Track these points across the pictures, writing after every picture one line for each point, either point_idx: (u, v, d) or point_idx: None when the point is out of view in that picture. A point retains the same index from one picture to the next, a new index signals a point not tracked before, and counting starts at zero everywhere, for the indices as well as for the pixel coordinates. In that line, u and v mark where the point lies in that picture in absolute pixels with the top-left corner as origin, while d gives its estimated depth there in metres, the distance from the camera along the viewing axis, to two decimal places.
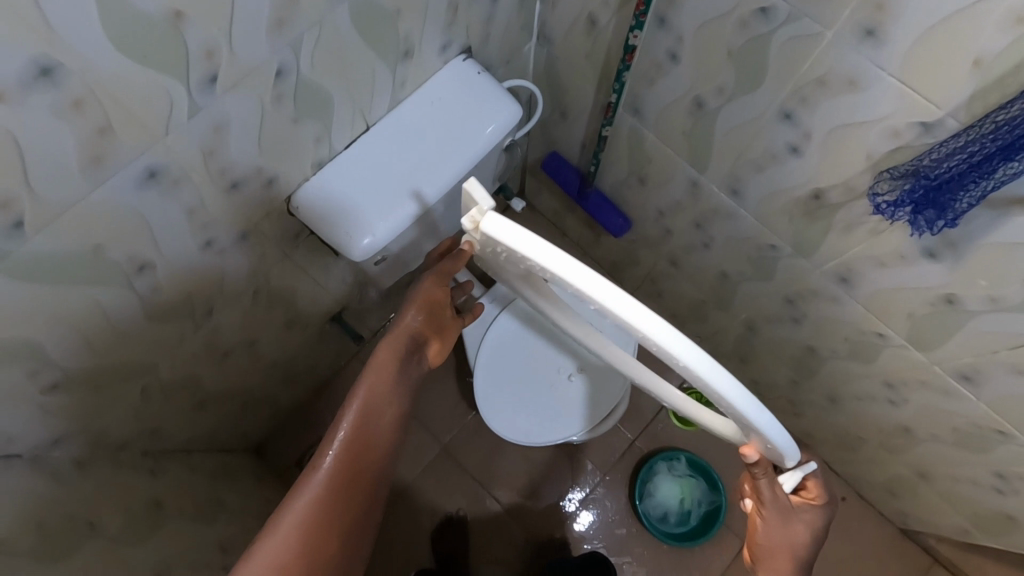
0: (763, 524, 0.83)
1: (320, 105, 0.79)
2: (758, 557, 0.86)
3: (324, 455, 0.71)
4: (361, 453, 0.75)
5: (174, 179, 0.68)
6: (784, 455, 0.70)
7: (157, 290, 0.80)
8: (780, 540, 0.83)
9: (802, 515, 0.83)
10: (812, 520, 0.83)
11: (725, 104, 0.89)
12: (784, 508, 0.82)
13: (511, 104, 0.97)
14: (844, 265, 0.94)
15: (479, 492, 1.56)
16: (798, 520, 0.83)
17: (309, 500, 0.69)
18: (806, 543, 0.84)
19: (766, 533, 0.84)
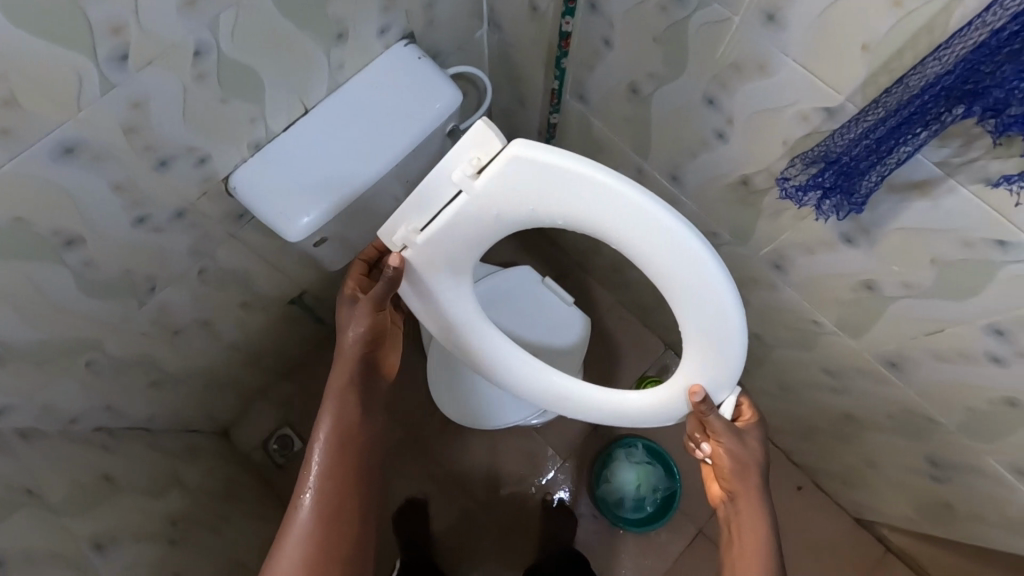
0: (728, 457, 0.87)
1: (252, 85, 0.81)
2: (734, 492, 0.88)
3: (305, 495, 0.83)
4: (340, 477, 0.86)
5: (93, 153, 0.70)
6: (728, 372, 0.83)
7: (90, 264, 0.83)
8: (746, 466, 0.87)
9: (751, 435, 0.88)
10: (758, 436, 0.88)
11: (657, 90, 0.90)
12: (737, 436, 0.87)
13: (451, 89, 0.98)
14: (776, 252, 0.95)
15: (443, 476, 1.59)
16: (749, 438, 0.88)
17: (303, 531, 0.81)
18: (763, 461, 0.88)
19: (734, 466, 0.87)
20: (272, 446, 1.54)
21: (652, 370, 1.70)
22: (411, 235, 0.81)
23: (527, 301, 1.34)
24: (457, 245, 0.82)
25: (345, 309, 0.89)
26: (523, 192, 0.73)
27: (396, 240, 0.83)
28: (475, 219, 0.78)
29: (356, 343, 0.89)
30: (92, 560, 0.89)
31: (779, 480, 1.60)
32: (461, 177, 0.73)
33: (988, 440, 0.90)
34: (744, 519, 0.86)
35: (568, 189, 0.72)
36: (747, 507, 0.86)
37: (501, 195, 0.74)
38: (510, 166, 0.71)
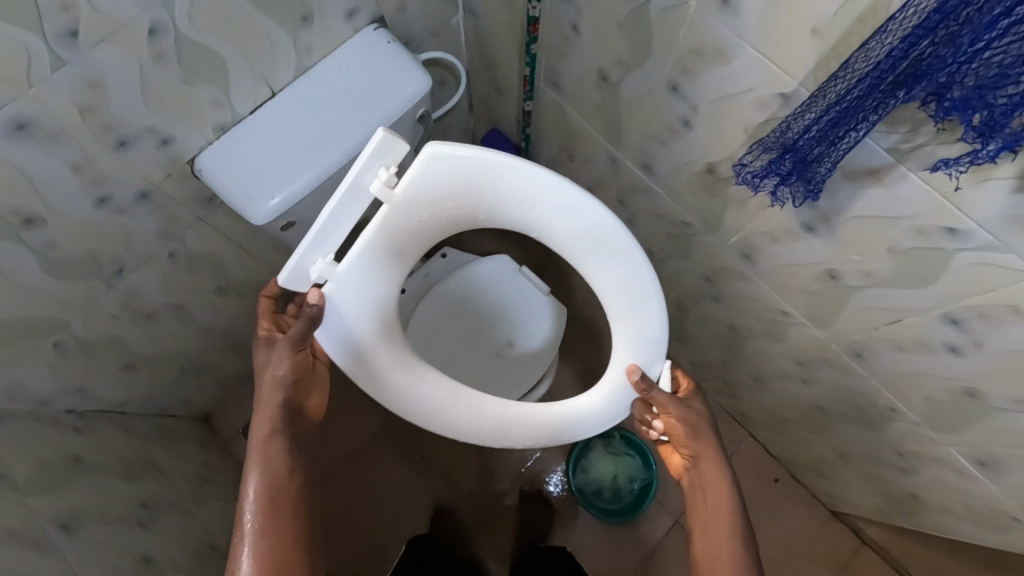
0: (680, 425, 0.89)
1: (214, 68, 0.81)
2: (695, 457, 0.89)
3: (242, 559, 0.78)
4: (280, 532, 0.81)
5: (49, 131, 0.71)
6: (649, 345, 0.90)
7: (52, 244, 0.83)
8: (699, 431, 0.89)
9: (694, 401, 0.91)
10: (700, 400, 0.91)
11: (624, 76, 0.89)
12: (683, 404, 0.89)
13: (418, 73, 0.98)
14: (744, 241, 0.95)
15: (419, 466, 1.60)
16: (695, 401, 0.91)
17: None
18: (712, 422, 0.90)
19: (688, 434, 0.89)
20: None
21: None
22: (326, 265, 0.82)
23: (504, 291, 1.34)
24: (378, 256, 0.86)
25: (262, 353, 0.89)
26: (442, 185, 0.82)
27: (310, 274, 0.82)
28: (394, 224, 0.83)
29: (276, 386, 0.86)
30: (54, 540, 0.90)
31: (757, 472, 1.61)
32: (380, 185, 0.79)
33: (950, 431, 0.90)
34: (709, 482, 0.88)
35: (480, 177, 0.83)
36: (708, 469, 0.88)
37: (422, 193, 0.82)
38: (427, 165, 0.79)
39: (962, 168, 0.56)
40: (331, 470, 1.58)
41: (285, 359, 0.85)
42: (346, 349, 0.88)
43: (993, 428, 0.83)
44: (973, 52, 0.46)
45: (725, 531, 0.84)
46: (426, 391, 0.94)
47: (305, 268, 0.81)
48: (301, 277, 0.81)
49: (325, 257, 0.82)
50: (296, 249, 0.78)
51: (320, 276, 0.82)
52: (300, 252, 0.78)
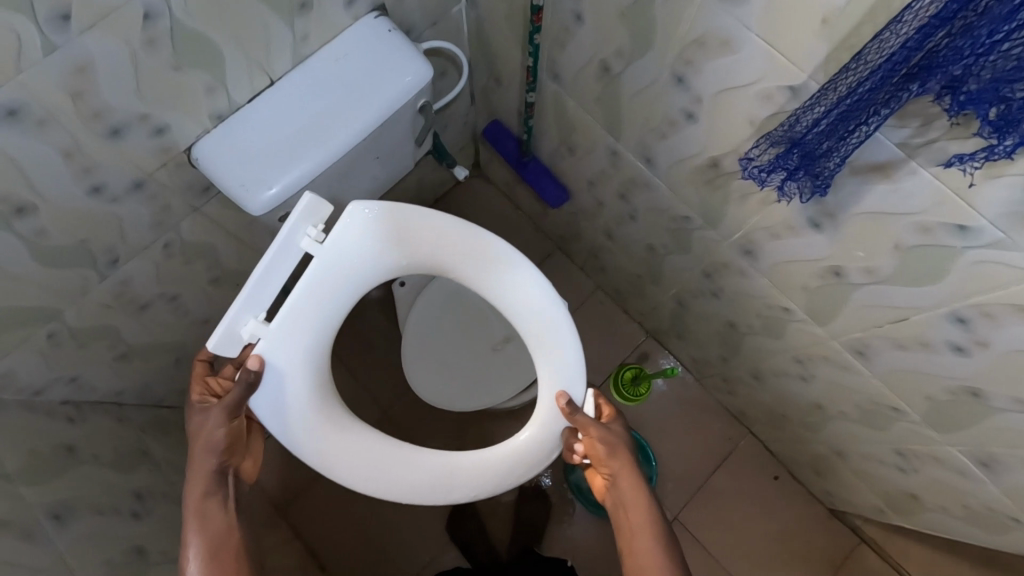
0: (600, 446, 0.94)
1: (210, 55, 0.79)
2: (615, 475, 0.93)
3: None
4: None
5: (39, 117, 0.69)
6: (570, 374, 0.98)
7: (43, 233, 0.81)
8: (618, 451, 0.93)
9: (613, 424, 0.96)
10: (620, 424, 0.97)
11: (626, 68, 0.88)
12: (603, 426, 0.95)
13: (416, 61, 0.96)
14: (746, 237, 0.94)
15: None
16: (615, 424, 0.96)
17: None
18: (631, 444, 0.96)
19: (608, 453, 0.93)
20: None
21: (632, 356, 1.69)
22: (258, 324, 0.90)
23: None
24: (307, 313, 0.95)
25: (194, 417, 0.87)
26: (363, 238, 0.93)
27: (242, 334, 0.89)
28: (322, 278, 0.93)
29: (213, 449, 0.86)
30: (45, 532, 0.89)
31: (755, 470, 1.61)
32: (307, 243, 0.90)
33: (951, 431, 0.89)
34: (631, 499, 0.90)
35: (395, 230, 0.94)
36: (628, 486, 0.91)
37: (346, 246, 0.93)
38: (351, 219, 0.91)
39: (977, 163, 0.55)
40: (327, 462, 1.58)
41: (217, 424, 0.86)
42: (276, 410, 0.94)
43: (994, 428, 0.82)
44: (991, 44, 0.45)
45: (647, 544, 0.87)
46: (362, 460, 0.99)
47: (237, 328, 0.89)
48: (233, 340, 0.89)
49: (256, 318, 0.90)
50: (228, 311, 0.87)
51: (253, 334, 0.90)
52: (232, 313, 0.87)
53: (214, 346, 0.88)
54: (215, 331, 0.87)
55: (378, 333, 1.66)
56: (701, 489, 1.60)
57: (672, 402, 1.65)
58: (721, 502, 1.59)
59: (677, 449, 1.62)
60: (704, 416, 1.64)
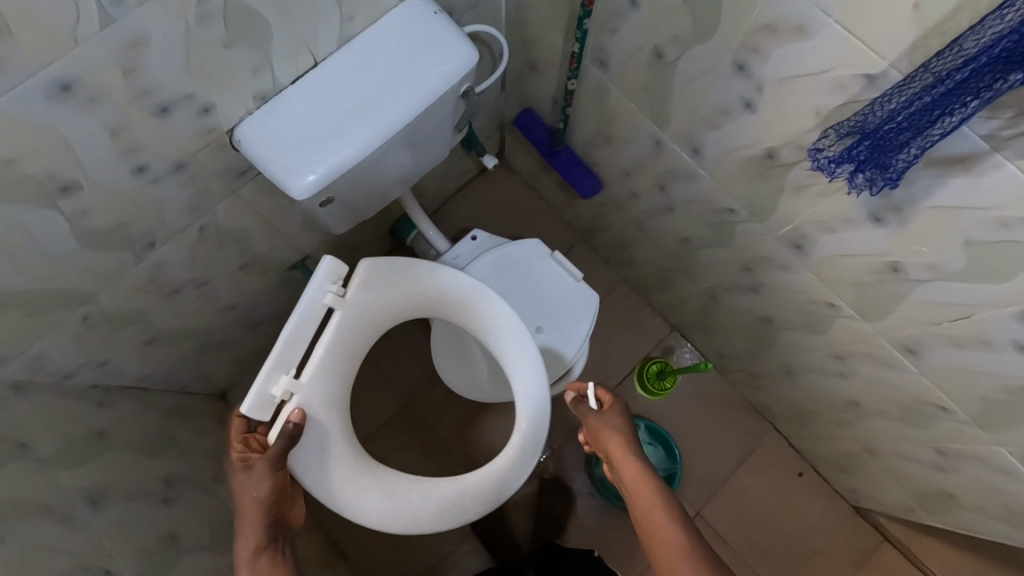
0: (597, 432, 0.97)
1: (259, 32, 0.77)
2: (612, 459, 0.94)
3: None
4: None
5: (90, 93, 0.67)
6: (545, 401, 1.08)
7: (86, 213, 0.80)
8: (613, 434, 0.95)
9: (611, 412, 0.98)
10: (620, 410, 0.99)
11: (682, 54, 0.86)
12: (598, 415, 0.98)
13: (462, 45, 0.94)
14: (796, 231, 0.92)
15: (434, 450, 1.57)
16: (612, 412, 0.98)
17: None
18: (633, 428, 0.97)
19: (605, 439, 0.96)
20: None
21: (656, 351, 1.68)
22: (290, 380, 0.93)
23: (530, 279, 1.33)
24: (333, 365, 0.99)
25: (239, 472, 0.82)
26: (377, 291, 1.02)
27: (274, 393, 0.91)
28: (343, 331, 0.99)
29: (259, 504, 0.81)
30: (81, 516, 0.87)
31: (779, 466, 1.60)
32: (331, 298, 0.96)
33: (1002, 431, 0.88)
34: (632, 482, 0.91)
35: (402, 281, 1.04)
36: (628, 470, 0.92)
37: (364, 299, 1.00)
38: (367, 273, 1.00)
39: None
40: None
41: (266, 475, 0.82)
42: (311, 463, 0.95)
43: None
44: None
45: (663, 519, 0.85)
46: (392, 501, 1.00)
47: (268, 387, 0.91)
48: (265, 401, 0.91)
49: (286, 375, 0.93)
50: (261, 370, 0.90)
51: (285, 392, 0.92)
52: (266, 371, 0.90)
53: (246, 411, 0.89)
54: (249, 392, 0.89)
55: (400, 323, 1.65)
56: (725, 484, 1.59)
57: (694, 397, 1.64)
58: (743, 498, 1.58)
59: (700, 444, 1.61)
60: (728, 412, 1.63)
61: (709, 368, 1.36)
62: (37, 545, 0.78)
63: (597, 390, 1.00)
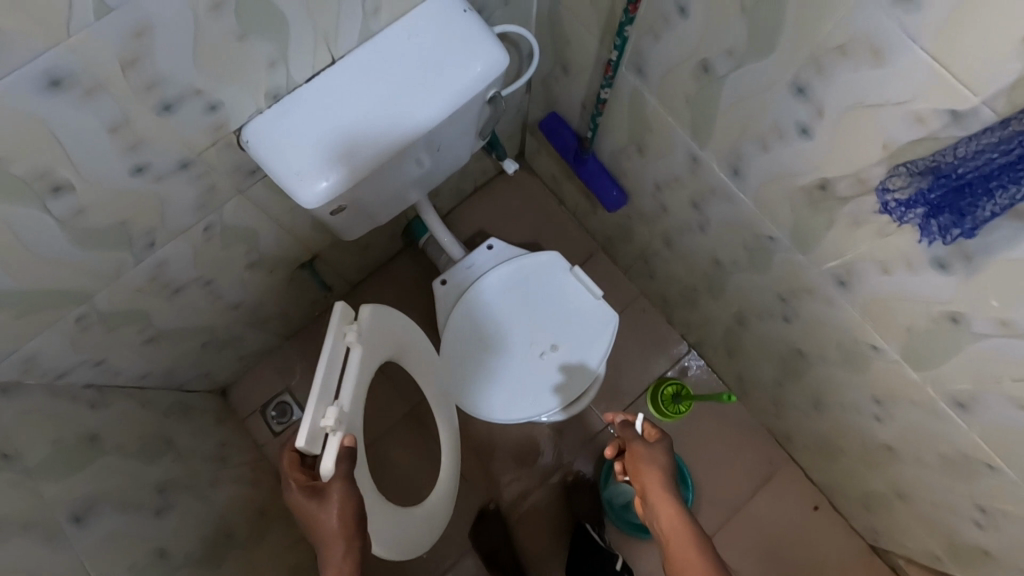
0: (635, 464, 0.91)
1: (274, 26, 0.71)
2: (648, 502, 0.88)
3: None
4: None
5: (86, 87, 0.60)
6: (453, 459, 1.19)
7: (82, 214, 0.74)
8: (653, 470, 0.89)
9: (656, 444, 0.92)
10: (665, 442, 0.93)
11: (733, 70, 0.78)
12: (641, 445, 0.92)
13: (492, 50, 0.87)
14: (844, 266, 0.85)
15: (430, 458, 1.51)
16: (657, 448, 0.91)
17: None
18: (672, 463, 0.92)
19: (643, 474, 0.90)
20: (271, 412, 1.60)
21: (672, 370, 1.62)
22: (338, 408, 0.83)
23: (546, 294, 1.27)
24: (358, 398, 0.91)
25: (312, 504, 0.78)
26: (377, 330, 0.97)
27: (327, 424, 0.81)
28: (363, 368, 0.92)
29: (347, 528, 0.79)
30: (67, 530, 0.82)
31: (796, 498, 1.53)
32: (351, 338, 0.89)
33: None
34: (668, 529, 0.84)
35: (388, 322, 1.01)
36: (664, 517, 0.85)
37: (371, 335, 0.94)
38: (371, 317, 0.95)
39: None
40: None
41: (342, 499, 0.79)
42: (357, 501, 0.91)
43: None
44: None
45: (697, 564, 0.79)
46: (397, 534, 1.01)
47: (317, 420, 0.81)
48: (316, 434, 0.81)
49: (332, 405, 0.83)
50: (311, 401, 0.81)
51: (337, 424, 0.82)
52: (316, 401, 0.81)
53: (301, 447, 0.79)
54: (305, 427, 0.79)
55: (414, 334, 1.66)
56: (738, 513, 1.53)
57: (710, 420, 1.58)
58: (756, 529, 1.52)
59: (715, 470, 1.55)
60: (745, 439, 1.57)
61: (731, 400, 1.30)
62: (18, 567, 0.73)
63: (647, 422, 0.95)
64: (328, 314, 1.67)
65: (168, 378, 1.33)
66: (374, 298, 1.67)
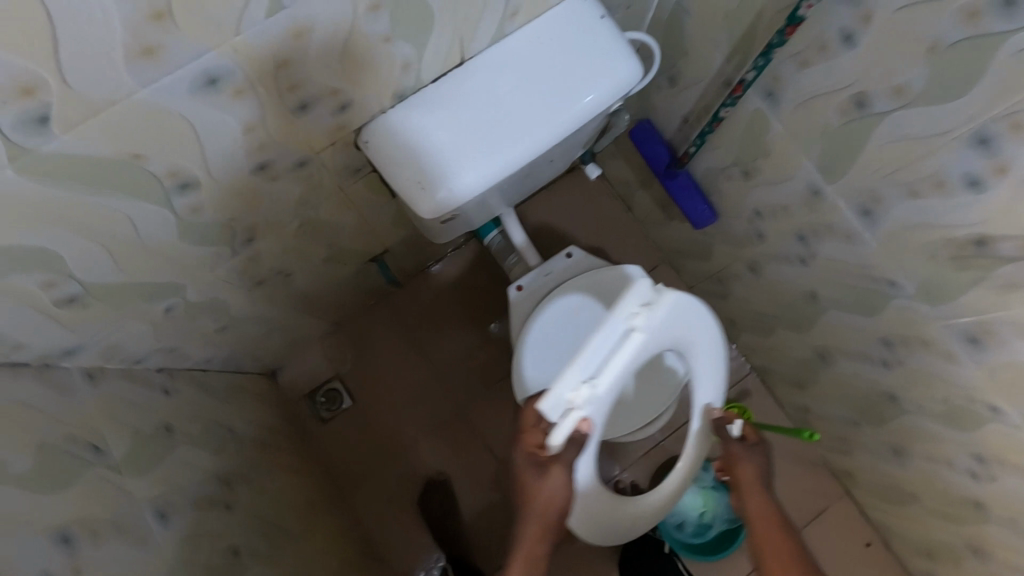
0: (739, 466, 0.85)
1: (421, 25, 0.65)
2: (738, 489, 0.86)
3: None
4: None
5: (236, 86, 0.55)
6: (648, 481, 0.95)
7: (199, 212, 0.70)
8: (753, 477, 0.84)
9: (759, 450, 0.86)
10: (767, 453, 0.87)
11: (899, 110, 0.72)
12: (744, 447, 0.85)
13: (628, 57, 0.81)
14: (980, 326, 0.81)
15: (470, 454, 1.55)
16: (755, 450, 0.85)
17: None
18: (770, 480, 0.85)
19: (746, 477, 0.85)
20: (320, 397, 1.57)
21: (730, 391, 1.57)
22: (589, 389, 0.66)
23: (688, 346, 0.84)
24: (616, 386, 0.72)
25: (531, 465, 0.79)
26: (671, 322, 0.76)
27: (572, 399, 0.66)
28: (639, 357, 0.73)
29: (546, 502, 0.79)
30: (154, 527, 0.80)
31: (848, 533, 1.50)
32: (636, 320, 0.70)
33: None
34: (758, 522, 0.83)
35: (681, 307, 0.78)
36: (754, 505, 0.84)
37: (660, 326, 0.74)
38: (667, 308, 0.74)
39: None
40: (386, 445, 1.56)
41: (556, 482, 0.78)
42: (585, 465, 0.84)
43: None
44: None
45: None
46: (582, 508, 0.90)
47: (564, 392, 0.66)
48: (559, 407, 0.67)
49: (586, 382, 0.67)
50: (567, 370, 0.66)
51: (583, 405, 0.67)
52: (572, 372, 0.66)
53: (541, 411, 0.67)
54: (551, 395, 0.66)
55: (469, 332, 1.62)
56: None
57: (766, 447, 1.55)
58: None
59: None
60: (800, 469, 1.53)
61: (814, 437, 1.12)
62: (113, 568, 0.71)
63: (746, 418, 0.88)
64: (382, 303, 1.63)
65: (227, 362, 1.30)
66: (429, 292, 1.63)
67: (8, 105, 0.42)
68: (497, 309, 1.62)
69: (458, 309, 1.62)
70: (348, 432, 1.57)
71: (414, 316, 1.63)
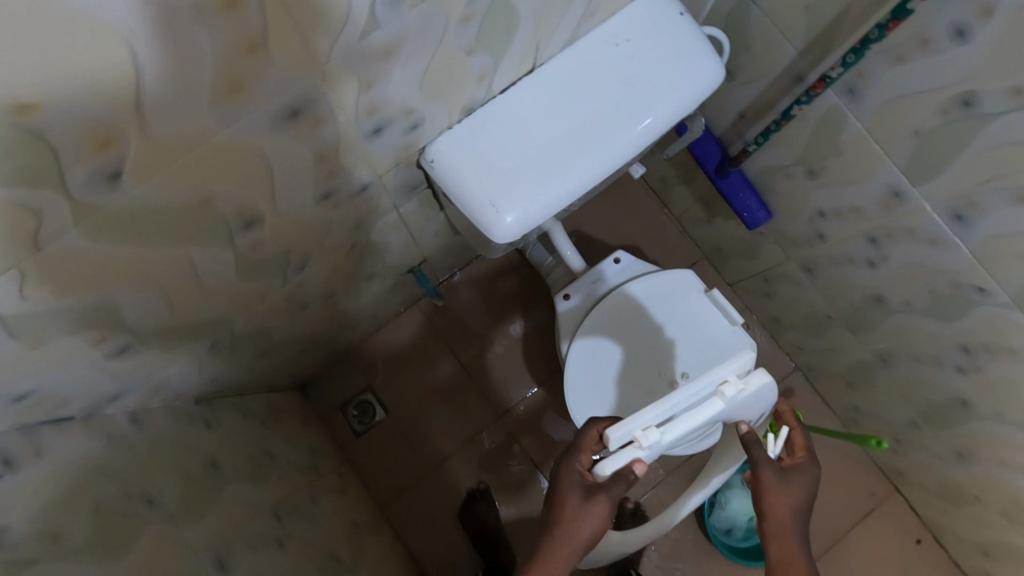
0: (766, 494, 0.69)
1: (502, 34, 0.61)
2: (763, 521, 0.70)
3: None
4: None
5: (317, 117, 0.54)
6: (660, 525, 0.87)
7: (258, 245, 0.65)
8: (783, 510, 0.69)
9: (798, 479, 0.70)
10: (809, 479, 0.71)
11: (1014, 112, 0.66)
12: (780, 475, 0.69)
13: (712, 75, 0.74)
14: None
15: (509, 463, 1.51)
16: (797, 475, 0.70)
17: None
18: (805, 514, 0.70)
19: (774, 509, 0.69)
20: (352, 411, 1.52)
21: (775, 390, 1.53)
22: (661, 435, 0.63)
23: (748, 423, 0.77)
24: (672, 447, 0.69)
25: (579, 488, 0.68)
26: (753, 400, 0.71)
27: (638, 437, 0.63)
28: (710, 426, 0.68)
29: (581, 533, 0.67)
30: None
31: (897, 530, 1.47)
32: (726, 389, 0.66)
33: None
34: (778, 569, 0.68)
35: (768, 398, 0.72)
36: (776, 547, 0.69)
37: (742, 403, 0.69)
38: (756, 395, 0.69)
39: None
40: (422, 458, 1.51)
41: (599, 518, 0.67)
42: None
43: None
44: None
45: None
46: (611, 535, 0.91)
47: (629, 428, 0.63)
48: (621, 439, 0.63)
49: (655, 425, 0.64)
50: (647, 409, 0.64)
51: (647, 447, 0.63)
52: (649, 411, 0.64)
53: (607, 437, 0.64)
54: (622, 424, 0.63)
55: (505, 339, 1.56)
56: (837, 543, 1.47)
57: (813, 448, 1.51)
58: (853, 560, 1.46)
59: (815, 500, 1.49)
60: (848, 469, 1.50)
61: (880, 445, 1.06)
62: None
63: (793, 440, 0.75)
64: (412, 311, 1.57)
65: (261, 382, 1.24)
66: (459, 298, 1.57)
67: (80, 163, 0.41)
68: (531, 314, 1.57)
69: (493, 316, 1.57)
70: (383, 446, 1.52)
71: (445, 323, 1.57)
